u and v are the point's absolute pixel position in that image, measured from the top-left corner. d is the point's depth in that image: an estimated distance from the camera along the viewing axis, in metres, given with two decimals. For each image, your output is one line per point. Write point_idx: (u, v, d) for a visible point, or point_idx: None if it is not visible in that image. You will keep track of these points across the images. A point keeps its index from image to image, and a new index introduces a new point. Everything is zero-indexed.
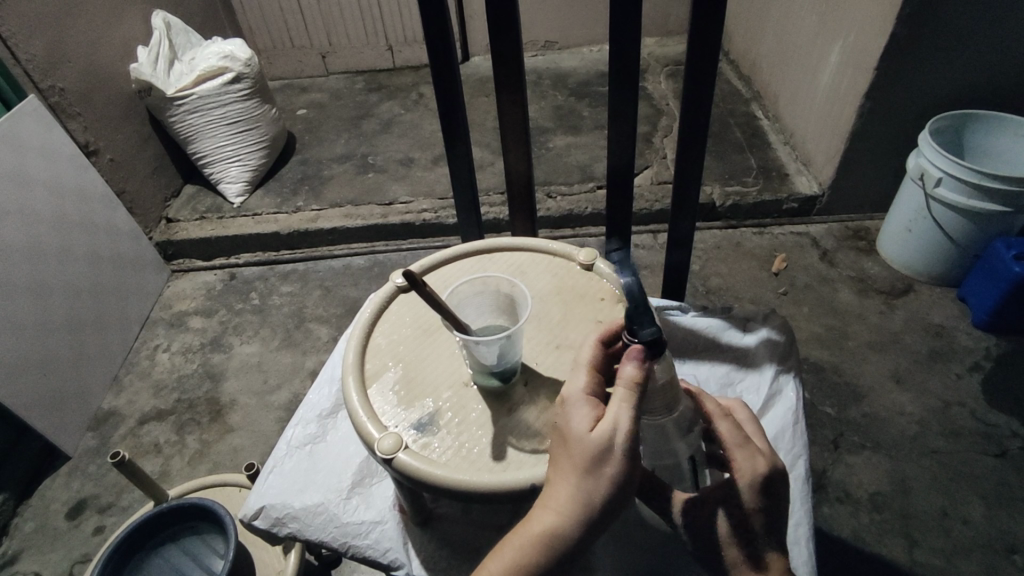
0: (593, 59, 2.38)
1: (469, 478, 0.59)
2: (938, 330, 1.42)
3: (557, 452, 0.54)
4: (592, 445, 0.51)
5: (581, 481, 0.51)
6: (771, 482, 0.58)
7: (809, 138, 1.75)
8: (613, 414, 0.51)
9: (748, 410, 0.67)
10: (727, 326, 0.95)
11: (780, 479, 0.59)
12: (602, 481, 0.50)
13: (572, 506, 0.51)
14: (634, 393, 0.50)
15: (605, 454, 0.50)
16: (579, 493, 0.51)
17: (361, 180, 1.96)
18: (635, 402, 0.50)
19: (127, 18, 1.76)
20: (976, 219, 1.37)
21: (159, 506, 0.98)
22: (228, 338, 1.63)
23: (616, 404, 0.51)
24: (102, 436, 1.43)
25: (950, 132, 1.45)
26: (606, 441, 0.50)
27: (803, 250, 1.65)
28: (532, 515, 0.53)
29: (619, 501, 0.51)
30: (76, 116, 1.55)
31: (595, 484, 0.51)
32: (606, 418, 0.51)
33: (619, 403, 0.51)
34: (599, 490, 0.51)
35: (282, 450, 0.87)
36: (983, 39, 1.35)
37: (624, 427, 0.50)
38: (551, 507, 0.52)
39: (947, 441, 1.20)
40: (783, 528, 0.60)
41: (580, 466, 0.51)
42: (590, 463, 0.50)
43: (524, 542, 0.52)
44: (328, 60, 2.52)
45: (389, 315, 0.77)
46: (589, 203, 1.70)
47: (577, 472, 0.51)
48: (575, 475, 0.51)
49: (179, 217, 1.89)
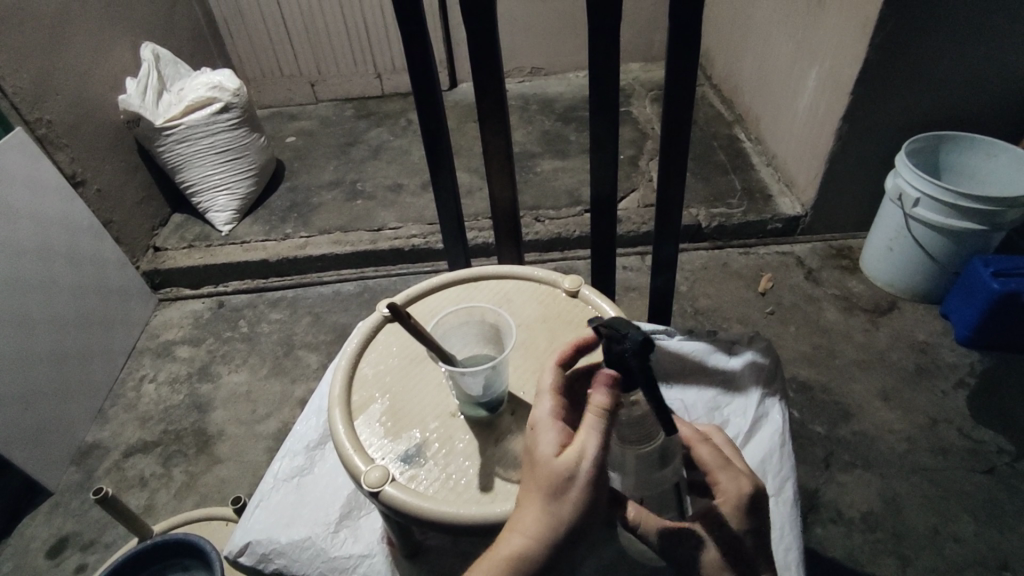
0: (578, 84, 2.43)
1: (454, 510, 0.58)
2: (924, 347, 1.44)
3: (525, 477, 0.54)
4: (559, 468, 0.51)
5: (547, 504, 0.51)
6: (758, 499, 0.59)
7: (791, 160, 1.79)
8: (580, 440, 0.51)
9: (724, 434, 0.67)
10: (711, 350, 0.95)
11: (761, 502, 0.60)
12: (567, 503, 0.51)
13: (538, 527, 0.51)
14: (604, 419, 0.52)
15: (571, 477, 0.51)
16: (545, 515, 0.51)
17: (350, 207, 1.97)
18: (604, 428, 0.51)
19: (115, 51, 1.78)
20: (954, 237, 1.40)
21: (145, 542, 0.96)
22: (217, 367, 1.61)
23: (587, 429, 0.51)
24: (86, 471, 1.40)
25: (926, 154, 1.49)
26: (573, 464, 0.51)
27: (788, 270, 1.67)
28: (501, 540, 0.52)
29: (586, 523, 0.51)
30: (63, 147, 1.55)
31: (559, 505, 0.51)
32: (573, 443, 0.52)
33: (587, 429, 0.52)
34: (563, 512, 0.51)
35: (268, 483, 0.86)
36: (952, 64, 1.39)
37: (593, 450, 0.51)
38: (519, 529, 0.51)
39: (935, 458, 1.21)
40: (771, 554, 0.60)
41: (547, 488, 0.51)
42: (557, 485, 0.51)
43: (491, 565, 0.50)
44: (317, 88, 2.55)
45: (374, 345, 0.77)
46: (576, 226, 1.72)
47: (542, 493, 0.51)
48: (543, 497, 0.51)
49: (167, 245, 1.89)
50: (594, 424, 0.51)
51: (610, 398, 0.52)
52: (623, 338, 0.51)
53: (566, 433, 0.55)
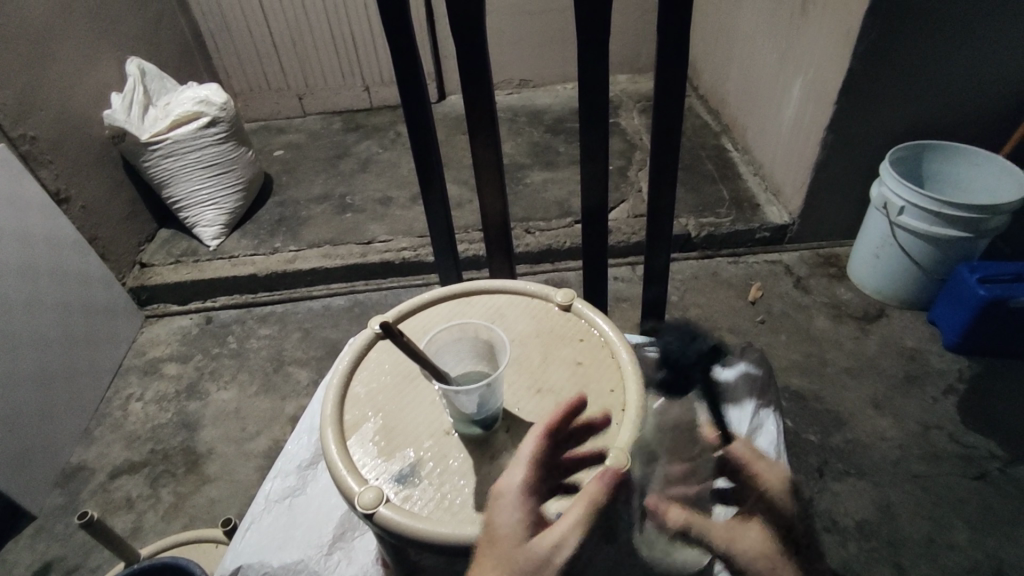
0: (566, 95, 2.45)
1: (450, 532, 0.57)
2: (912, 353, 1.45)
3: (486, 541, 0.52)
4: (535, 553, 0.49)
5: None
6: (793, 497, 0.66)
7: (777, 170, 1.81)
8: (563, 530, 0.50)
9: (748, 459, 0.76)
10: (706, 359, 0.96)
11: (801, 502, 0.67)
12: None
13: None
14: (589, 514, 0.51)
15: (543, 566, 0.49)
16: None
17: (339, 220, 1.96)
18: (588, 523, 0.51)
19: (100, 66, 1.77)
20: (939, 245, 1.42)
21: (131, 567, 0.94)
22: (205, 385, 1.59)
23: (571, 521, 0.50)
24: (71, 493, 1.37)
25: (909, 162, 1.52)
26: (550, 552, 0.49)
27: (777, 278, 1.68)
28: None
29: None
30: (47, 163, 1.53)
31: None
32: (553, 531, 0.50)
33: (571, 521, 0.50)
34: None
35: (260, 504, 0.84)
36: (933, 74, 1.42)
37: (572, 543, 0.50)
38: None
39: (927, 465, 1.22)
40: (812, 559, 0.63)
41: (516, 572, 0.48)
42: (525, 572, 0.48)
43: None
44: (305, 101, 2.54)
45: (366, 362, 0.76)
46: (567, 237, 1.72)
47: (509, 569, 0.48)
48: None
49: (154, 261, 1.87)
50: (576, 515, 0.51)
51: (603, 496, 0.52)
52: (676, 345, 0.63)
53: (537, 513, 0.53)
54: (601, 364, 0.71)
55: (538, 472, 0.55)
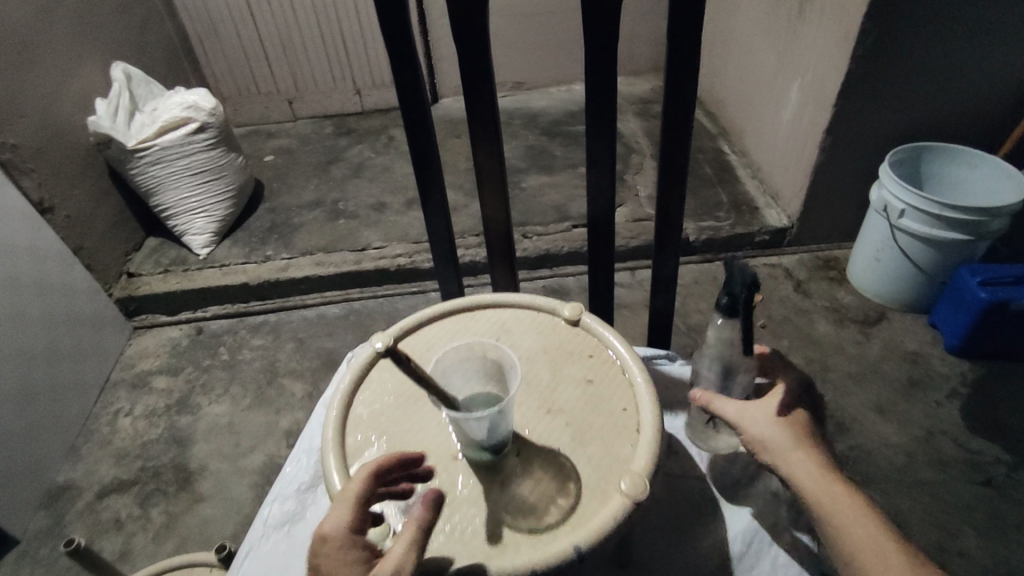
0: (561, 98, 2.42)
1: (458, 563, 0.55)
2: (915, 357, 1.44)
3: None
4: None
5: None
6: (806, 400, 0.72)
7: (776, 173, 1.79)
8: (394, 561, 0.48)
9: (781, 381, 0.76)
10: (738, 307, 0.67)
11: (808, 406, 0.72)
12: None
13: None
14: (418, 537, 0.50)
15: None
16: None
17: (332, 227, 1.92)
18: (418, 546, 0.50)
19: (84, 71, 1.72)
20: (940, 247, 1.41)
21: None
22: (196, 399, 1.55)
23: (401, 549, 0.49)
24: (56, 514, 1.33)
25: (908, 165, 1.51)
26: None
27: (777, 282, 1.67)
28: None
29: None
30: (29, 172, 1.48)
31: None
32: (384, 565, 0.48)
33: (401, 549, 0.49)
34: None
35: (258, 531, 0.81)
36: (932, 76, 1.41)
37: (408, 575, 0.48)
38: None
39: (934, 472, 1.21)
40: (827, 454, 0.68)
41: None
42: None
43: None
44: (295, 105, 2.50)
45: (367, 383, 0.73)
46: (565, 242, 1.70)
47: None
48: None
49: (142, 271, 1.82)
50: (406, 542, 0.49)
51: (430, 514, 0.51)
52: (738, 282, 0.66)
53: (368, 555, 0.50)
54: (613, 383, 0.68)
55: (362, 511, 0.53)
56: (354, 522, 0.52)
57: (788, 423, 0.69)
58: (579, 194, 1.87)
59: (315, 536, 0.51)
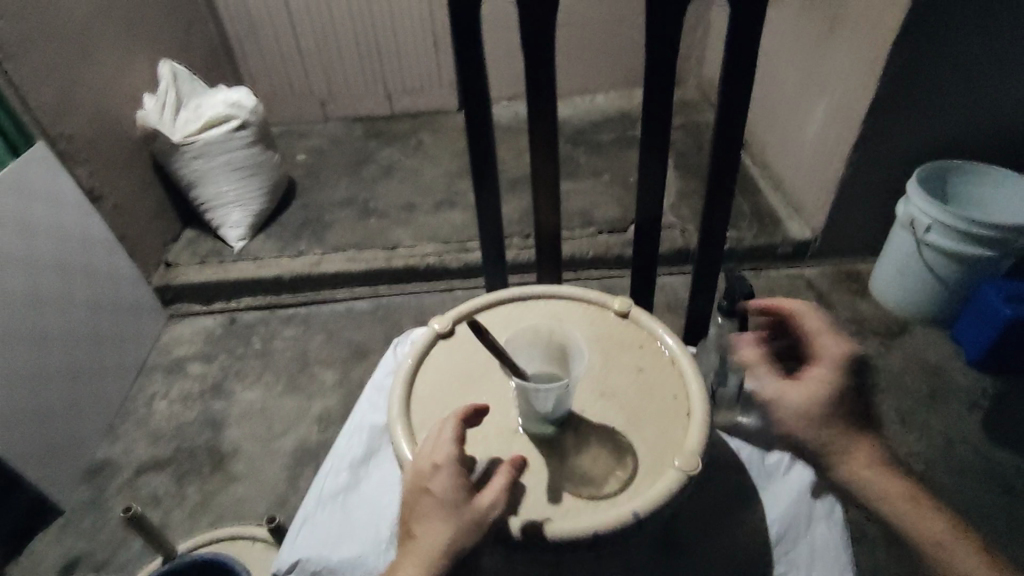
0: (586, 107, 2.47)
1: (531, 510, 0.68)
2: (936, 369, 1.46)
3: (413, 506, 0.64)
4: (474, 511, 0.63)
5: (459, 539, 0.61)
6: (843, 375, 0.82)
7: (798, 185, 1.83)
8: (495, 493, 0.65)
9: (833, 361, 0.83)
10: (733, 310, 0.90)
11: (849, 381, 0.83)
12: (470, 538, 0.62)
13: (443, 556, 0.60)
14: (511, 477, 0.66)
15: (481, 520, 0.63)
16: (451, 548, 0.61)
17: (363, 225, 1.98)
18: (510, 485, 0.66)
19: (134, 68, 1.79)
20: (965, 262, 1.44)
21: (192, 556, 0.97)
22: (230, 385, 1.60)
23: (500, 486, 0.65)
24: (97, 489, 1.38)
25: (936, 181, 1.53)
26: (487, 510, 0.64)
27: (799, 292, 1.70)
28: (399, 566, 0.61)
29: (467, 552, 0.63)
30: (83, 162, 1.55)
31: (463, 540, 0.61)
32: (487, 494, 0.65)
33: (500, 485, 0.66)
34: (463, 545, 0.61)
35: (316, 501, 0.92)
36: (958, 94, 1.46)
37: (500, 508, 0.65)
38: (428, 554, 0.60)
39: (955, 479, 1.23)
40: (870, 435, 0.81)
41: (464, 526, 0.62)
42: (467, 526, 0.62)
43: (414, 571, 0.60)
44: (327, 108, 2.57)
45: (429, 362, 0.85)
46: (591, 246, 1.74)
47: (459, 528, 0.62)
48: (456, 535, 0.61)
49: (179, 261, 1.87)
50: (503, 482, 0.66)
51: (518, 466, 0.68)
52: (735, 289, 0.89)
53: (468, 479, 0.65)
54: (660, 370, 0.79)
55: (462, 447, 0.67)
56: (458, 452, 0.65)
57: (825, 398, 0.81)
58: (605, 201, 1.91)
59: (429, 458, 0.65)
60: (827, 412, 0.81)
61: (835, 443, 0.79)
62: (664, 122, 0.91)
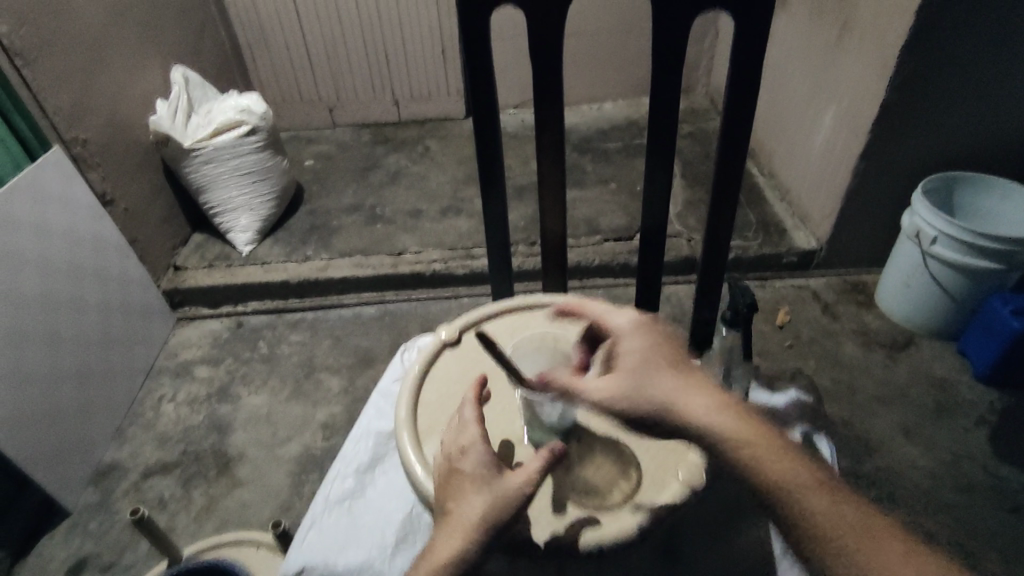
0: (593, 115, 2.48)
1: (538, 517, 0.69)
2: (942, 383, 1.46)
3: (446, 486, 0.67)
4: (506, 488, 0.64)
5: (491, 513, 0.63)
6: (637, 338, 0.71)
7: (805, 196, 1.83)
8: (529, 471, 0.65)
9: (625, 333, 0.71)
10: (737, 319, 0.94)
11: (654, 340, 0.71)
12: (505, 513, 0.64)
13: (477, 531, 0.63)
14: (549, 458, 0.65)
15: (514, 497, 0.64)
16: (484, 523, 0.63)
17: (370, 231, 1.99)
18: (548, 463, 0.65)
19: (147, 74, 1.81)
20: (972, 275, 1.43)
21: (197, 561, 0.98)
22: (236, 389, 1.61)
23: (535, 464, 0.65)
24: (104, 491, 1.39)
25: (941, 193, 1.54)
26: (520, 488, 0.64)
27: (805, 303, 1.70)
28: (439, 542, 0.64)
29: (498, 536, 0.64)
30: (97, 166, 1.57)
31: (496, 515, 0.63)
32: (520, 472, 0.65)
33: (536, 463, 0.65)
34: (496, 519, 0.63)
35: (321, 506, 0.93)
36: (965, 107, 1.46)
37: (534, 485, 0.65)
38: (462, 530, 0.63)
39: (961, 496, 1.23)
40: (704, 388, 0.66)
41: (497, 501, 0.64)
42: (500, 501, 0.64)
43: (452, 540, 0.63)
44: (334, 113, 2.59)
45: (436, 370, 0.86)
46: (597, 254, 1.75)
47: (491, 502, 0.64)
48: (489, 509, 0.63)
49: (188, 265, 1.89)
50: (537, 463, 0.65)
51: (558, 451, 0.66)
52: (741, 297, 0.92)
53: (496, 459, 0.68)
54: None
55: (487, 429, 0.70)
56: (484, 434, 0.69)
57: (637, 365, 0.68)
58: (612, 209, 1.92)
59: (455, 442, 0.69)
60: (648, 377, 0.66)
61: (677, 406, 0.64)
62: (672, 135, 0.92)
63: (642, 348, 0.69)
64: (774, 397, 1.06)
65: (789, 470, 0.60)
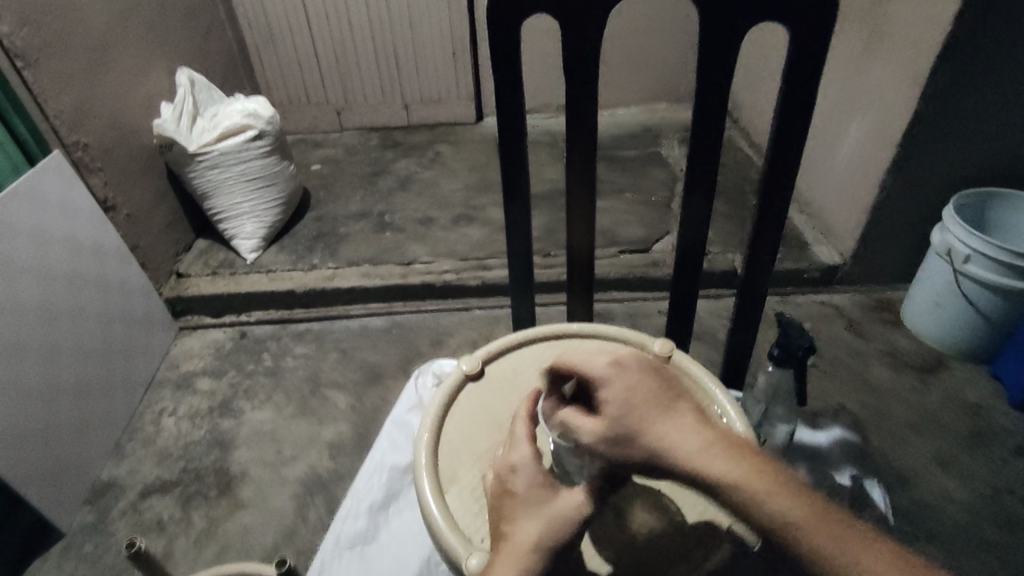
0: (607, 122, 2.42)
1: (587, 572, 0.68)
2: (976, 409, 1.40)
3: (500, 510, 0.64)
4: (562, 510, 0.61)
5: (548, 536, 0.60)
6: (614, 371, 0.61)
7: (828, 209, 1.77)
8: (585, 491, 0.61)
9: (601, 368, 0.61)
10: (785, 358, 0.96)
11: (637, 372, 0.61)
12: (563, 533, 0.60)
13: (532, 557, 0.59)
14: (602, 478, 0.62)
15: (571, 518, 0.61)
16: (540, 547, 0.60)
17: (379, 239, 1.93)
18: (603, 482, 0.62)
19: (150, 75, 1.76)
20: (1007, 295, 1.37)
21: None
22: (239, 403, 1.55)
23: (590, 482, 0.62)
24: (101, 511, 1.34)
25: (974, 210, 1.48)
26: (576, 510, 0.61)
27: (830, 321, 1.64)
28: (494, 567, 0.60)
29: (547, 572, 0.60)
30: (98, 171, 1.52)
31: (552, 538, 0.60)
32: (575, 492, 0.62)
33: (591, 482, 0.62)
34: (553, 543, 0.60)
35: (333, 548, 0.96)
36: (1001, 121, 1.40)
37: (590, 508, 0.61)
38: (517, 555, 0.60)
39: (1001, 532, 1.17)
40: (707, 427, 0.57)
41: (555, 522, 0.60)
42: (557, 522, 0.60)
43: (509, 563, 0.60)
44: (342, 116, 2.54)
45: (458, 405, 0.81)
46: (614, 267, 1.69)
47: (547, 525, 0.61)
48: (545, 532, 0.60)
49: (191, 272, 1.84)
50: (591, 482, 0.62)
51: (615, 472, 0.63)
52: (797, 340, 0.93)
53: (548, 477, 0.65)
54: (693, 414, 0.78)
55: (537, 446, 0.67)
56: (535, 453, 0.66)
57: (629, 408, 0.58)
58: (628, 220, 1.86)
59: (504, 461, 0.66)
60: (645, 424, 0.57)
61: (682, 455, 0.55)
62: (709, 151, 0.86)
63: (628, 389, 0.60)
64: (816, 438, 1.18)
65: (794, 506, 0.52)
